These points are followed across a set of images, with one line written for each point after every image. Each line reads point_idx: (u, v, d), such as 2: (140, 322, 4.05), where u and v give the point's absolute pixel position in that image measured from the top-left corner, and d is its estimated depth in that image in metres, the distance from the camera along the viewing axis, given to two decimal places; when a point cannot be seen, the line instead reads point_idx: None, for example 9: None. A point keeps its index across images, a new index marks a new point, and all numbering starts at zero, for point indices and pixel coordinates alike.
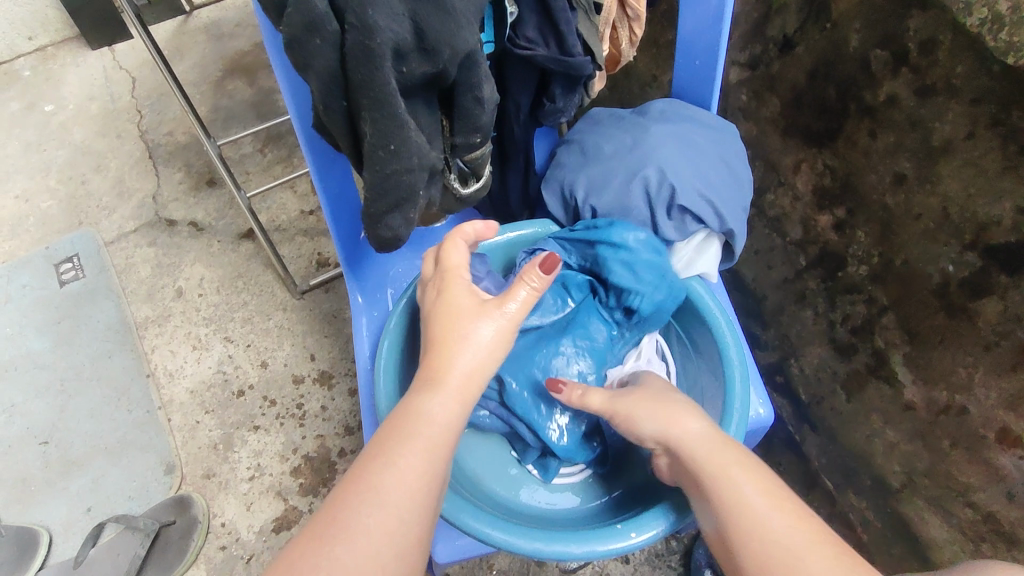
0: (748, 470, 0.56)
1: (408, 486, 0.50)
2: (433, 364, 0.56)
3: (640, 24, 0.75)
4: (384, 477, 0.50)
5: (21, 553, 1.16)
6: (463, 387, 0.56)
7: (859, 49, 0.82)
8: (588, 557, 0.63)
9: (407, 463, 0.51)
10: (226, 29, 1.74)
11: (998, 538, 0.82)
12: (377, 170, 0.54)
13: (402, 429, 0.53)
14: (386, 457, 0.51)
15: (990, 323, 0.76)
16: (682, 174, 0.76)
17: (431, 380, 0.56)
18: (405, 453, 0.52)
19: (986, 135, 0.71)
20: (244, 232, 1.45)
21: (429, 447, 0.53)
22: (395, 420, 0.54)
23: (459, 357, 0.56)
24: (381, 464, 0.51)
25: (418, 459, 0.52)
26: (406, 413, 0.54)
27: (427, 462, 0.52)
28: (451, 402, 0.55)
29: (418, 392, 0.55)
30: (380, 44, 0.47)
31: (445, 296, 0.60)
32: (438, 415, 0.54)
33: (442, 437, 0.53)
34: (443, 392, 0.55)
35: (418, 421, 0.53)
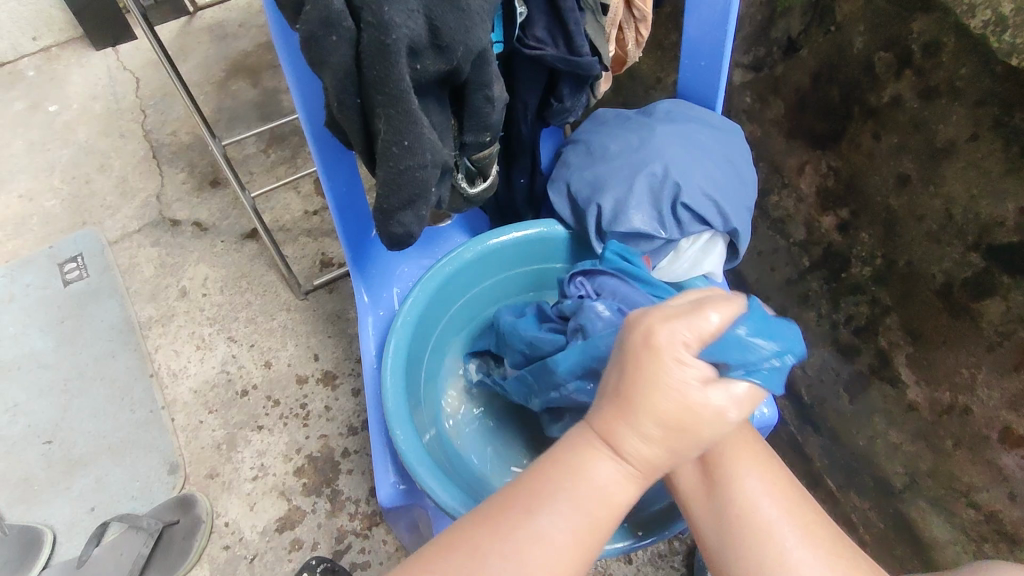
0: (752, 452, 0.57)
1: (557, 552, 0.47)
2: (611, 427, 0.48)
3: (646, 25, 0.75)
4: (537, 549, 0.47)
5: (24, 552, 1.15)
6: (645, 465, 0.48)
7: (863, 52, 0.83)
8: (595, 554, 0.66)
9: (559, 523, 0.48)
10: (230, 30, 1.74)
11: (1000, 539, 0.83)
12: (391, 167, 0.54)
13: (563, 484, 0.49)
14: (539, 507, 0.48)
15: (993, 323, 0.76)
16: (686, 172, 0.76)
17: (604, 440, 0.49)
18: (567, 521, 0.48)
19: (989, 137, 0.72)
20: (247, 232, 1.46)
21: (589, 515, 0.48)
22: (559, 470, 0.49)
23: (637, 436, 0.47)
24: (540, 531, 0.47)
25: (577, 530, 0.48)
26: (576, 474, 0.48)
27: (589, 534, 0.48)
28: (626, 472, 0.49)
29: (591, 449, 0.49)
30: (396, 40, 0.47)
31: (650, 364, 0.47)
32: (608, 485, 0.48)
33: (604, 509, 0.48)
34: (621, 459, 0.48)
35: (586, 484, 0.48)
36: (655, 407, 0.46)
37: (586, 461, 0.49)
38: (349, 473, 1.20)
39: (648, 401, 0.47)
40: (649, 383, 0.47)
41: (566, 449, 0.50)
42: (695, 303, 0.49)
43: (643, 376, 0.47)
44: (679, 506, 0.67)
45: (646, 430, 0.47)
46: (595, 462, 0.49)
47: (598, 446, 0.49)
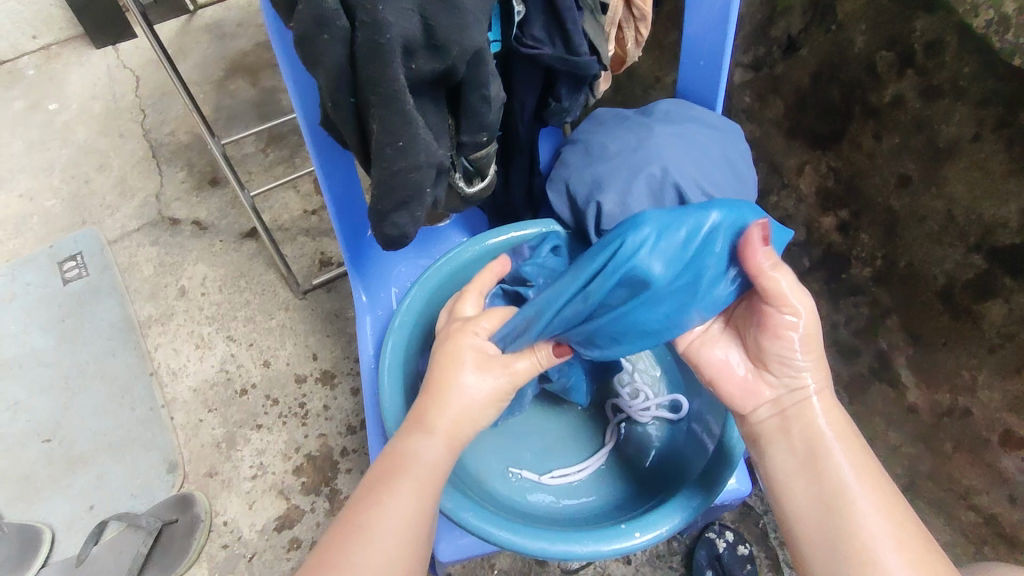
0: (858, 453, 0.59)
1: (397, 522, 0.55)
2: (421, 409, 0.61)
3: (645, 24, 0.75)
4: (375, 516, 0.55)
5: (23, 550, 1.16)
6: (452, 430, 0.60)
7: (864, 51, 0.82)
8: (592, 556, 0.63)
9: (393, 504, 0.56)
10: (229, 29, 1.74)
11: (1000, 540, 0.83)
12: (386, 168, 0.54)
13: (394, 465, 0.58)
14: (373, 499, 0.56)
15: (994, 324, 0.76)
16: (686, 172, 0.76)
17: (420, 423, 0.60)
18: (393, 494, 0.56)
19: (991, 137, 0.71)
20: (246, 232, 1.45)
21: (415, 488, 0.57)
22: (385, 458, 0.59)
23: (447, 407, 0.60)
24: (370, 504, 0.56)
25: (405, 499, 0.56)
26: (396, 454, 0.59)
27: (417, 499, 0.57)
28: (440, 443, 0.59)
29: (410, 432, 0.60)
30: (389, 40, 0.47)
31: (452, 342, 0.64)
32: (427, 455, 0.58)
33: (429, 473, 0.58)
34: (432, 433, 0.59)
35: (406, 461, 0.58)
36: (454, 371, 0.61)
37: (403, 443, 0.59)
38: (349, 472, 1.20)
39: (445, 370, 0.62)
40: (442, 358, 0.63)
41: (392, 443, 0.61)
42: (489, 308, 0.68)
43: (449, 347, 0.63)
44: (712, 479, 0.66)
45: (448, 402, 0.60)
46: (414, 440, 0.59)
47: (413, 427, 0.60)
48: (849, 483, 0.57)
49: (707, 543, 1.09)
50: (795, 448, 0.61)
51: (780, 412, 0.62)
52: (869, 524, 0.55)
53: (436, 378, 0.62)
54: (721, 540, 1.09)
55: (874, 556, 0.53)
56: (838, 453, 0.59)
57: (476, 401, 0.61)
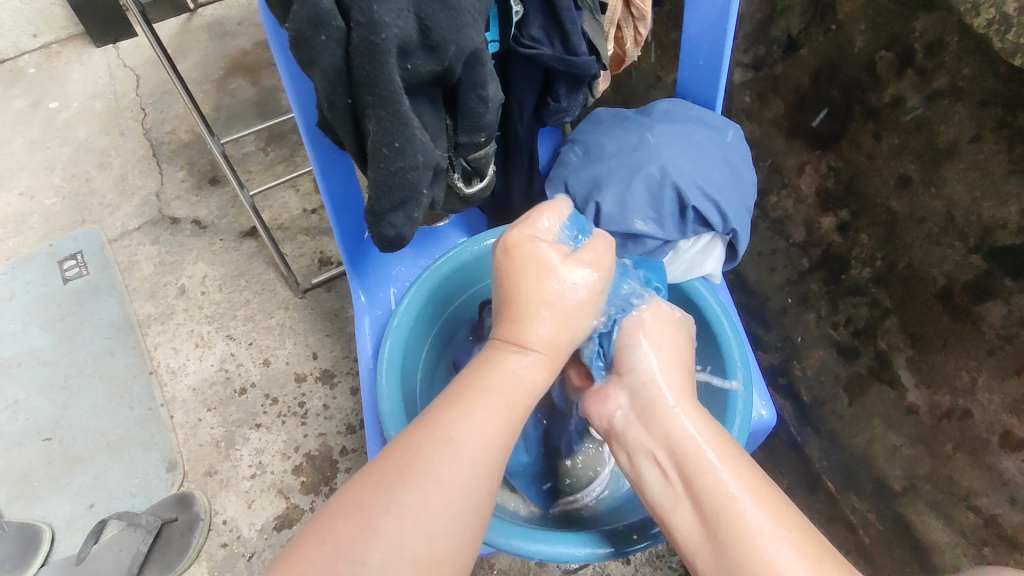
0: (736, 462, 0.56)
1: (484, 434, 0.51)
2: (514, 325, 0.57)
3: (645, 23, 0.74)
4: (458, 430, 0.51)
5: (23, 549, 1.16)
6: (547, 347, 0.57)
7: (864, 51, 0.82)
8: (591, 559, 0.64)
9: (480, 422, 0.52)
10: (230, 27, 1.74)
11: (1000, 542, 0.82)
12: (383, 168, 0.54)
13: (487, 378, 0.55)
14: (460, 408, 0.53)
15: (994, 326, 0.76)
16: (685, 172, 0.75)
17: (511, 337, 0.57)
18: (481, 405, 0.53)
19: (991, 138, 0.71)
20: (246, 231, 1.46)
21: (507, 403, 0.54)
22: (477, 369, 0.56)
23: (540, 320, 0.57)
24: (457, 417, 0.52)
25: (493, 417, 0.53)
26: (488, 367, 0.56)
27: (505, 415, 0.53)
28: (539, 360, 0.57)
29: (506, 347, 0.57)
30: (385, 41, 0.47)
31: (519, 254, 0.59)
32: (525, 373, 0.56)
33: (520, 389, 0.55)
34: (531, 352, 0.57)
35: (498, 374, 0.55)
36: (534, 279, 0.58)
37: (496, 357, 0.57)
38: (348, 472, 1.20)
39: (526, 280, 0.58)
40: (529, 266, 0.58)
41: (483, 353, 0.58)
42: (536, 212, 0.64)
43: (521, 262, 0.59)
44: None
45: (551, 315, 0.57)
46: (510, 357, 0.56)
47: (507, 344, 0.57)
48: (720, 473, 0.55)
49: None
50: (669, 470, 0.58)
51: (639, 413, 0.62)
52: (744, 505, 0.53)
53: (532, 290, 0.58)
54: None
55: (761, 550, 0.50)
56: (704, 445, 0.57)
57: (571, 324, 0.59)
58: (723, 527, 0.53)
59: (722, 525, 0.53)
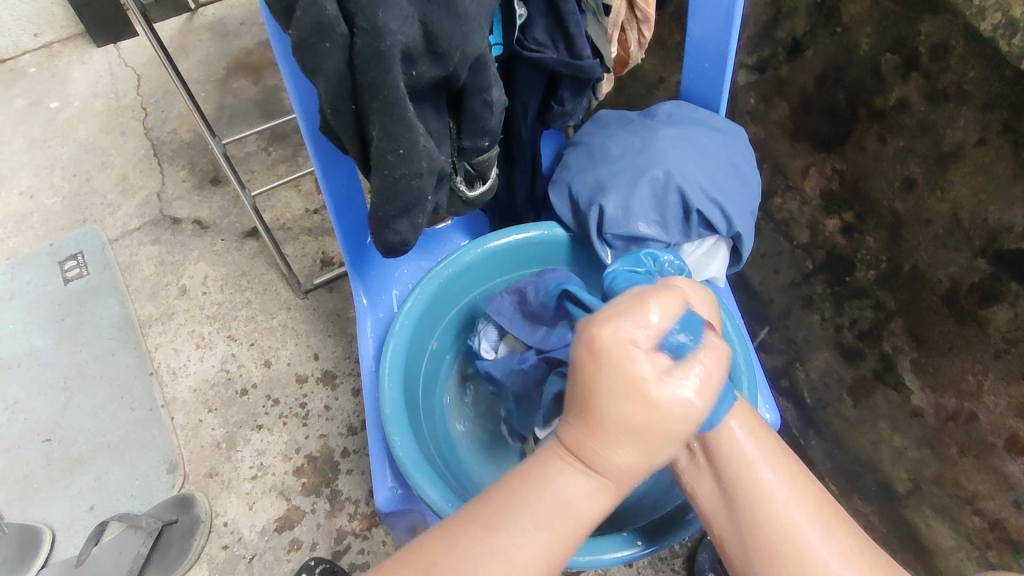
0: (763, 443, 0.56)
1: (519, 563, 0.47)
2: (579, 442, 0.47)
3: (649, 26, 0.74)
4: (495, 557, 0.47)
5: (24, 550, 1.16)
6: (616, 476, 0.47)
7: (870, 53, 0.81)
8: (594, 565, 0.63)
9: (519, 547, 0.47)
10: (231, 27, 1.74)
11: (1005, 547, 0.82)
12: (386, 174, 0.54)
13: (537, 493, 0.48)
14: (501, 531, 0.47)
15: (1000, 330, 0.75)
16: (690, 175, 0.75)
17: (572, 454, 0.48)
18: (525, 527, 0.47)
19: (998, 142, 0.70)
20: (248, 231, 1.45)
21: (556, 534, 0.48)
22: (531, 484, 0.48)
23: (615, 447, 0.46)
24: (495, 537, 0.47)
25: (535, 541, 0.47)
26: (540, 480, 0.48)
27: (552, 548, 0.48)
28: (603, 487, 0.48)
29: (566, 463, 0.48)
30: (389, 47, 0.47)
31: (603, 359, 0.46)
32: (579, 502, 0.48)
33: (572, 517, 0.48)
34: (595, 476, 0.47)
35: (552, 496, 0.48)
36: (618, 401, 0.45)
37: (551, 473, 0.48)
38: (349, 473, 1.20)
39: (606, 401, 0.45)
40: (614, 381, 0.45)
41: (538, 464, 0.49)
42: (639, 297, 0.49)
43: (602, 370, 0.46)
44: None
45: (630, 447, 0.46)
46: (567, 475, 0.48)
47: (567, 460, 0.48)
48: (747, 448, 0.55)
49: (708, 546, 1.09)
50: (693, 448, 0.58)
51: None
52: (771, 480, 0.54)
53: (616, 408, 0.45)
54: None
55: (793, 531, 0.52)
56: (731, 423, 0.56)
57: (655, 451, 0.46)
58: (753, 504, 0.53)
59: (755, 511, 0.53)
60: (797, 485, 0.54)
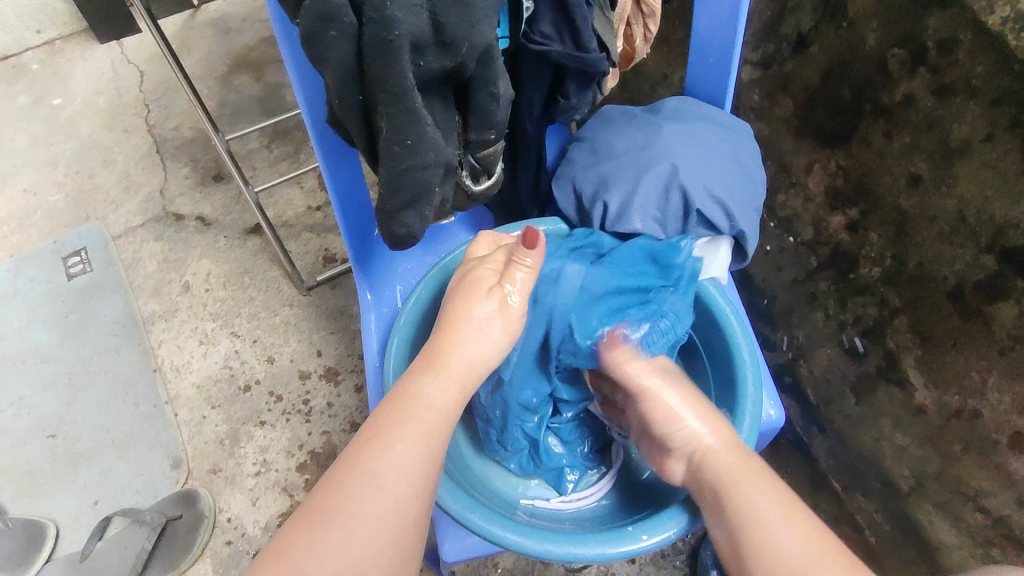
0: (764, 485, 0.61)
1: (403, 465, 0.56)
2: (434, 351, 0.62)
3: (655, 21, 0.74)
4: (380, 461, 0.56)
5: (28, 545, 1.16)
6: (462, 372, 0.62)
7: (876, 49, 0.81)
8: (599, 559, 0.63)
9: (399, 452, 0.57)
10: (233, 24, 1.73)
11: (1009, 543, 0.82)
12: (393, 166, 0.54)
13: (404, 404, 0.59)
14: (382, 442, 0.57)
15: (1004, 327, 0.75)
16: (694, 171, 0.75)
17: (431, 364, 0.62)
18: (403, 436, 0.57)
19: (1004, 137, 0.70)
20: (251, 227, 1.45)
21: (426, 432, 0.58)
22: (396, 399, 0.60)
23: (462, 343, 0.63)
24: (379, 448, 0.56)
25: (414, 444, 0.57)
26: (407, 394, 0.60)
27: (426, 447, 0.58)
28: (448, 385, 0.61)
29: (419, 375, 0.61)
30: (398, 37, 0.47)
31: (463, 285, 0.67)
32: (439, 399, 0.60)
33: (437, 417, 0.59)
34: (441, 376, 0.61)
35: (418, 404, 0.59)
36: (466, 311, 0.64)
37: (414, 386, 0.61)
38: None
39: (457, 314, 0.64)
40: (460, 303, 0.65)
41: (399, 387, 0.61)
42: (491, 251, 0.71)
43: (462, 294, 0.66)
44: None
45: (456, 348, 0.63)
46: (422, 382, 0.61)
47: (424, 369, 0.62)
48: (760, 515, 0.59)
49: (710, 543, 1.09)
50: (707, 500, 0.63)
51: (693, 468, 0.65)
52: (785, 547, 0.57)
53: (454, 319, 0.64)
54: None
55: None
56: (742, 479, 0.62)
57: (483, 346, 0.64)
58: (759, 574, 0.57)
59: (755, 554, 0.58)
60: (797, 521, 0.59)
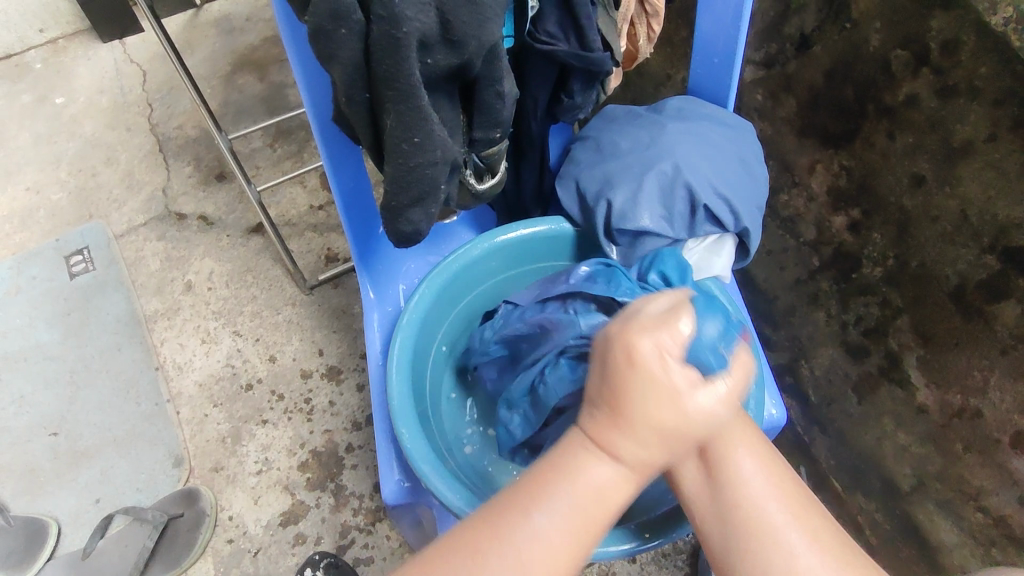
0: (750, 429, 0.54)
1: (554, 558, 0.46)
2: (607, 429, 0.47)
3: (659, 20, 0.74)
4: (528, 551, 0.46)
5: (30, 543, 1.16)
6: (645, 465, 0.47)
7: (879, 49, 0.81)
8: (601, 557, 0.65)
9: (554, 537, 0.46)
10: (237, 23, 1.74)
11: (1010, 543, 0.82)
12: (400, 163, 0.54)
13: (560, 487, 0.47)
14: (531, 521, 0.46)
15: (1007, 327, 0.75)
16: (698, 170, 0.75)
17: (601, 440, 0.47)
18: (557, 519, 0.46)
19: (1007, 137, 0.70)
20: (253, 227, 1.45)
21: (587, 520, 0.47)
22: (558, 475, 0.47)
23: (643, 442, 0.46)
24: (525, 533, 0.46)
25: (569, 534, 0.46)
26: (571, 471, 0.47)
27: (581, 538, 0.47)
28: (625, 475, 0.47)
29: (590, 451, 0.47)
30: (406, 35, 0.47)
31: (645, 359, 0.45)
32: (607, 490, 0.47)
33: (604, 508, 0.47)
34: (620, 465, 0.47)
35: (583, 488, 0.47)
36: (652, 408, 0.45)
37: (579, 461, 0.47)
38: (354, 469, 1.20)
39: (643, 402, 0.45)
40: (639, 384, 0.45)
41: (561, 451, 0.49)
42: (668, 309, 0.48)
43: (635, 380, 0.45)
44: None
45: (654, 442, 0.46)
46: (592, 464, 0.47)
47: (593, 445, 0.47)
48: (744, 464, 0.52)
49: None
50: None
51: None
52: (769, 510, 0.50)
53: (626, 411, 0.46)
54: None
55: (772, 544, 0.49)
56: None
57: (700, 420, 0.46)
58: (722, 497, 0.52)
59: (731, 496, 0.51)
60: (778, 474, 0.52)
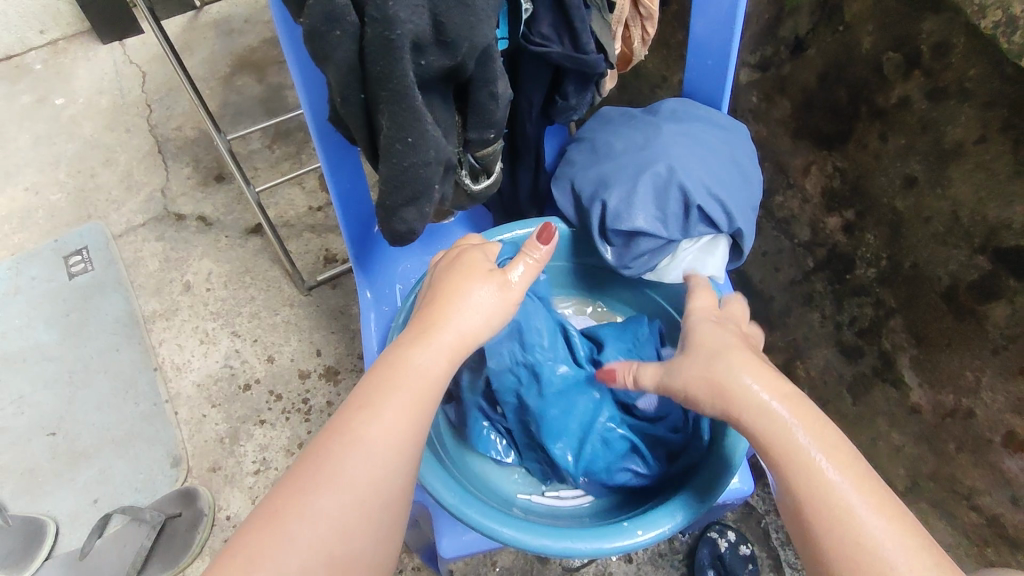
0: (828, 441, 0.54)
1: (387, 436, 0.53)
2: (430, 318, 0.58)
3: (652, 23, 0.75)
4: (368, 429, 0.52)
5: (28, 542, 1.16)
6: (456, 344, 0.58)
7: (871, 52, 0.82)
8: (596, 554, 0.63)
9: (386, 418, 0.53)
10: (236, 25, 1.75)
11: (1003, 542, 0.83)
12: (395, 163, 0.55)
13: (390, 376, 0.55)
14: (370, 409, 0.53)
15: (999, 327, 0.76)
16: (692, 171, 0.75)
17: (422, 333, 0.57)
18: (391, 402, 0.54)
19: (997, 139, 0.71)
20: (251, 228, 1.46)
21: (416, 400, 0.55)
22: (383, 367, 0.56)
23: (458, 316, 0.58)
24: (367, 415, 0.53)
25: (403, 410, 0.54)
26: (396, 363, 0.55)
27: (413, 418, 0.54)
28: (441, 356, 0.57)
29: (408, 342, 0.57)
30: (400, 36, 0.48)
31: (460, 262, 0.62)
32: (428, 368, 0.56)
33: (425, 388, 0.55)
34: (433, 347, 0.56)
35: (408, 372, 0.55)
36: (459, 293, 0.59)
37: (403, 353, 0.56)
38: None
39: (451, 291, 0.59)
40: (454, 280, 0.60)
41: (388, 351, 0.57)
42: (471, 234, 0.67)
43: (451, 275, 0.61)
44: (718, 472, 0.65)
45: (456, 320, 0.58)
46: (414, 353, 0.56)
47: (412, 338, 0.57)
48: (830, 481, 0.52)
49: (708, 542, 1.10)
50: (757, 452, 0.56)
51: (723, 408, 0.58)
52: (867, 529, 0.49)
53: (442, 298, 0.59)
54: (723, 540, 1.10)
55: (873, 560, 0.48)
56: (796, 428, 0.54)
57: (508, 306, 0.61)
58: (797, 499, 0.53)
59: (827, 518, 0.51)
60: (864, 486, 0.51)
